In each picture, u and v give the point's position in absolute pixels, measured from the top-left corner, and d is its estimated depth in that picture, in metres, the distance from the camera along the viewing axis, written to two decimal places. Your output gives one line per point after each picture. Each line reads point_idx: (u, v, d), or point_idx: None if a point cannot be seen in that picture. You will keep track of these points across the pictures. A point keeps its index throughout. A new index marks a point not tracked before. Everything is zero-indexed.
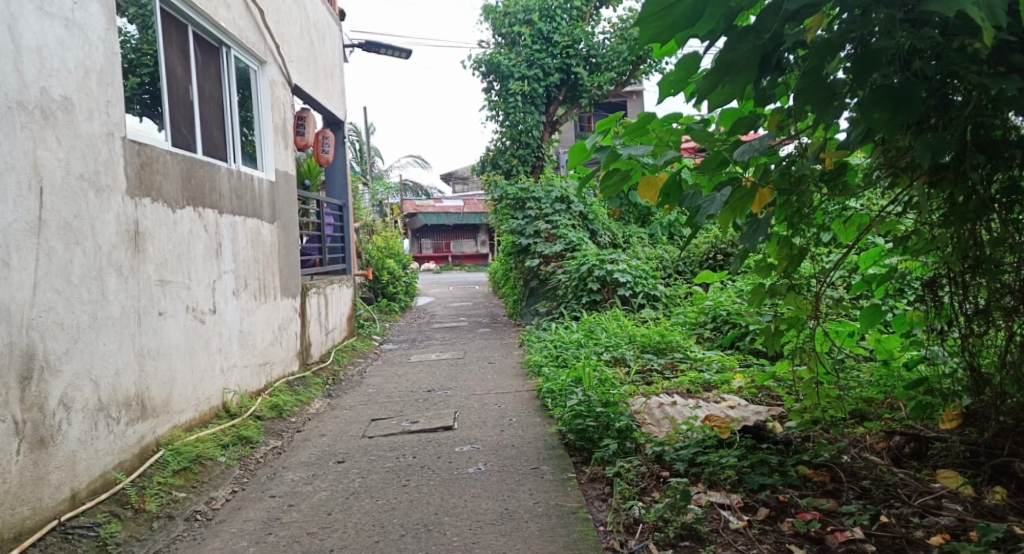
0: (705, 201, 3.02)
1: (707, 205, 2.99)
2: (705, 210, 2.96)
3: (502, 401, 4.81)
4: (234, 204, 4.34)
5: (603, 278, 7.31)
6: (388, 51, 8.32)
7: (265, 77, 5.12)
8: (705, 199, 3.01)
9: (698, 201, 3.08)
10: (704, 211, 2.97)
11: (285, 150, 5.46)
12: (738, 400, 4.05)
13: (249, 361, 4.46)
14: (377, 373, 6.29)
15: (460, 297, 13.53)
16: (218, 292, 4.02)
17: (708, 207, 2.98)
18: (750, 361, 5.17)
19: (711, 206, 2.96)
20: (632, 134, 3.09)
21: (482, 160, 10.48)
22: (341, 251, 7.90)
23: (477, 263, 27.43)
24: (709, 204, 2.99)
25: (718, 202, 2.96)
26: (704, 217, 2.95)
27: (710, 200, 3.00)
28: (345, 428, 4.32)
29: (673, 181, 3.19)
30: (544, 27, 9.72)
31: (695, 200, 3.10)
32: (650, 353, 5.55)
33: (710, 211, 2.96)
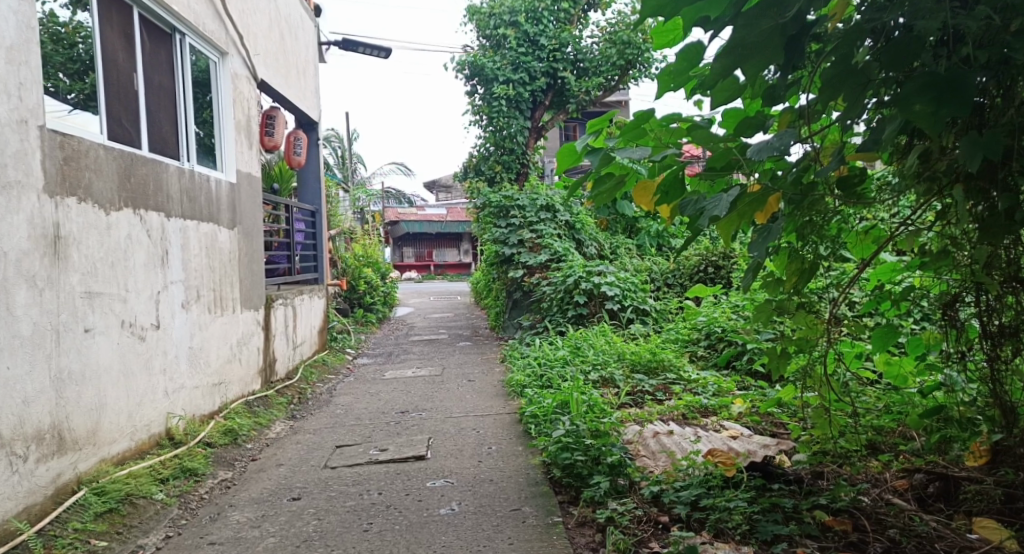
0: (708, 203, 2.59)
1: (710, 207, 2.55)
2: (709, 212, 2.51)
3: (482, 425, 4.41)
4: (186, 207, 3.93)
5: (590, 291, 6.95)
6: (365, 49, 7.94)
7: (226, 69, 4.71)
8: (709, 201, 2.57)
9: (700, 204, 2.65)
10: (706, 213, 2.53)
11: (248, 150, 5.04)
12: (743, 430, 3.68)
13: (200, 382, 4.02)
14: (349, 390, 5.87)
15: (442, 307, 13.14)
16: (163, 305, 3.59)
17: (712, 209, 2.53)
18: (750, 384, 4.80)
19: (716, 207, 2.52)
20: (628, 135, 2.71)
21: (464, 166, 10.10)
22: (314, 260, 7.46)
23: (460, 273, 27.01)
24: (713, 206, 2.55)
25: (724, 201, 2.51)
26: (707, 219, 2.51)
27: (716, 201, 2.56)
28: (306, 457, 3.90)
29: (672, 184, 2.79)
30: (531, 29, 9.38)
31: (697, 203, 2.67)
32: (642, 374, 5.18)
33: (714, 212, 2.51)
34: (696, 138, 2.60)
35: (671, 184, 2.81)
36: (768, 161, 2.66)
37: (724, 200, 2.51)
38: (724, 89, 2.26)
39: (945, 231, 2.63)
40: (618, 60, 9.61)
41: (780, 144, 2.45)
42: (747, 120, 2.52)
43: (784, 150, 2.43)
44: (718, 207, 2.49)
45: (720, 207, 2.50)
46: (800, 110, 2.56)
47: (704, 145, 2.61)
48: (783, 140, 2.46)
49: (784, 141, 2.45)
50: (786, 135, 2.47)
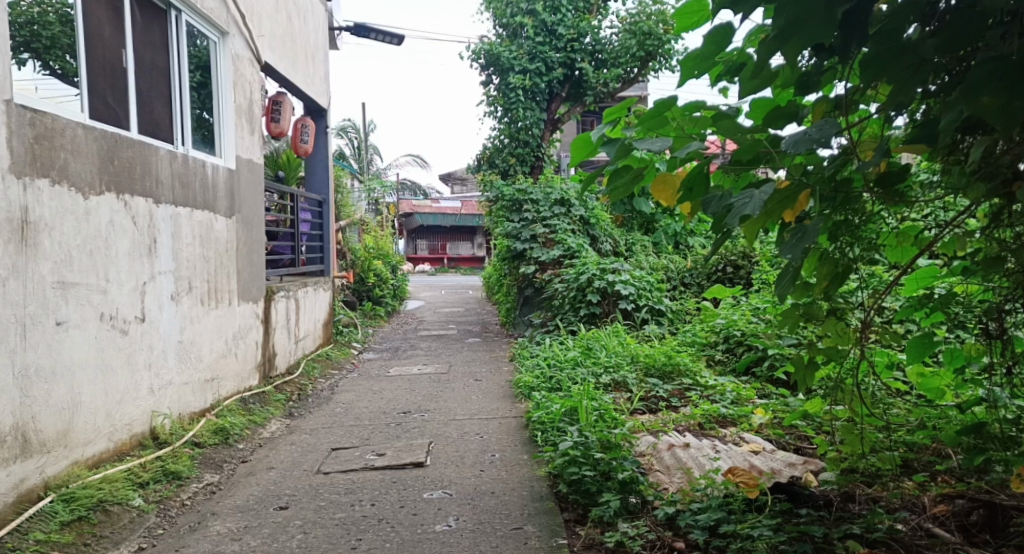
0: (738, 200, 2.30)
1: (740, 205, 2.26)
2: (739, 210, 2.22)
3: (486, 430, 4.17)
4: (179, 194, 3.72)
5: (604, 289, 6.69)
6: (377, 35, 7.70)
7: (227, 50, 4.49)
8: (738, 197, 2.28)
9: (728, 200, 2.35)
10: (736, 211, 2.23)
11: (249, 135, 4.82)
12: (766, 443, 3.41)
13: (190, 379, 3.82)
14: (351, 387, 5.66)
15: (453, 301, 12.94)
16: (150, 297, 3.39)
17: (743, 207, 2.24)
18: (773, 393, 4.52)
19: (747, 205, 2.23)
20: (647, 124, 2.43)
21: (477, 158, 9.85)
22: (320, 251, 7.25)
23: (473, 267, 26.66)
24: (743, 203, 2.26)
25: (757, 199, 2.22)
26: (737, 218, 2.21)
27: (746, 198, 2.27)
28: (299, 460, 3.68)
29: (696, 178, 2.51)
30: (549, 18, 9.08)
31: (724, 200, 2.38)
32: (656, 378, 4.92)
33: (745, 211, 2.22)
34: (721, 128, 2.32)
35: (694, 178, 2.52)
36: (799, 155, 2.38)
37: (756, 197, 2.21)
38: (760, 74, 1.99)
39: (999, 233, 2.34)
40: (638, 52, 9.27)
41: (821, 136, 2.13)
42: (779, 111, 2.24)
43: (826, 142, 2.10)
44: (750, 205, 2.20)
45: (752, 205, 2.20)
46: (837, 99, 2.31)
47: (731, 137, 2.33)
48: (825, 131, 2.14)
49: (826, 132, 2.13)
50: (828, 124, 2.15)
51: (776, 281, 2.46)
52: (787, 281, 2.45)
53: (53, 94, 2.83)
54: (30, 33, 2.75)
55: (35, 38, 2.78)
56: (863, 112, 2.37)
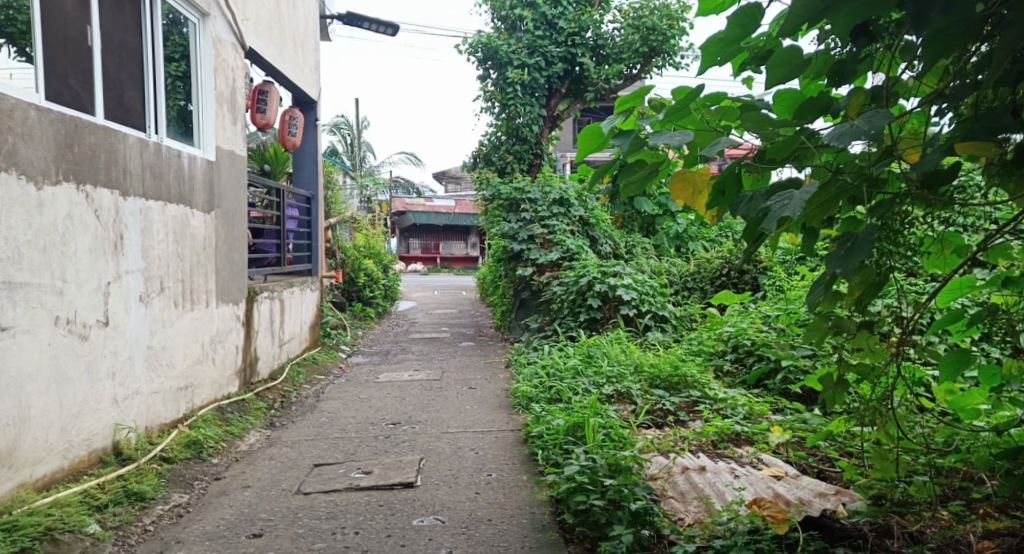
0: (774, 201, 1.92)
1: (776, 206, 1.89)
2: (775, 212, 1.85)
3: (481, 446, 3.88)
4: (150, 186, 3.41)
5: (605, 293, 6.41)
6: (371, 25, 7.39)
7: (207, 33, 4.17)
8: (773, 199, 1.91)
9: (762, 203, 1.98)
10: (772, 213, 1.86)
11: (230, 125, 4.50)
12: (788, 467, 3.12)
13: (160, 388, 3.50)
14: (338, 394, 5.35)
15: (446, 303, 12.64)
16: (115, 298, 3.08)
17: (780, 209, 1.87)
18: (788, 409, 4.23)
19: (786, 206, 1.86)
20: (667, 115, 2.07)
21: (473, 156, 9.56)
22: (307, 250, 6.89)
23: (466, 267, 26.38)
24: (781, 204, 1.88)
25: (798, 199, 1.85)
26: (774, 221, 1.85)
27: (784, 198, 1.89)
28: (278, 478, 3.38)
29: (728, 180, 2.18)
30: (549, 12, 8.81)
31: (757, 200, 2.01)
32: (661, 390, 4.65)
33: (783, 213, 1.84)
34: (749, 119, 1.96)
35: (725, 181, 2.19)
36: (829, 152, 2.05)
37: (797, 198, 1.85)
38: (784, 60, 1.87)
39: None
40: (641, 47, 8.99)
41: (873, 128, 1.74)
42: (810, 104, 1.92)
43: (879, 135, 1.71)
44: (789, 207, 1.83)
45: (792, 206, 1.83)
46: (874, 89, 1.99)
47: (761, 128, 1.96)
48: (874, 122, 1.76)
49: (876, 123, 1.74)
50: (879, 113, 1.77)
51: (807, 288, 2.14)
52: (821, 289, 2.12)
53: (27, 81, 2.63)
54: (5, 16, 2.59)
55: (10, 22, 2.62)
56: (902, 105, 2.04)
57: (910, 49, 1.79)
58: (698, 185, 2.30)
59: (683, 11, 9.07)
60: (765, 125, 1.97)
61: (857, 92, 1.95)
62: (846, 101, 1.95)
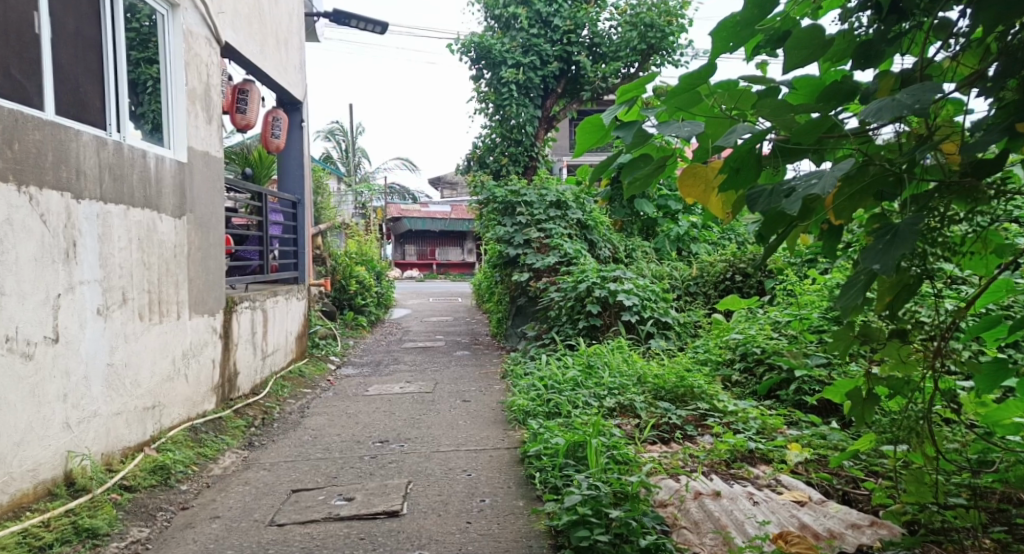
0: (800, 181, 1.63)
1: (802, 187, 1.59)
2: (801, 191, 1.56)
3: (474, 467, 3.58)
4: (109, 188, 3.11)
5: (605, 299, 6.12)
6: (359, 23, 7.12)
7: (177, 24, 3.89)
8: (800, 178, 1.62)
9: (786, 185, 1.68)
10: (796, 193, 1.57)
11: (205, 124, 4.22)
12: (811, 492, 2.83)
13: (123, 409, 3.21)
14: (325, 409, 5.05)
15: (441, 309, 12.36)
16: (68, 313, 2.79)
17: (806, 189, 1.58)
18: (803, 423, 3.94)
19: (814, 186, 1.56)
20: (677, 100, 1.74)
21: (467, 158, 9.30)
22: (294, 257, 6.58)
23: (463, 273, 26.06)
24: (807, 183, 1.60)
25: (828, 177, 1.56)
26: (798, 201, 1.55)
27: (811, 178, 1.61)
28: (252, 506, 3.09)
29: (744, 158, 1.72)
30: (544, 9, 8.55)
31: (780, 186, 1.66)
32: (667, 402, 4.37)
33: (810, 192, 1.55)
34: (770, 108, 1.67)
35: (742, 158, 1.72)
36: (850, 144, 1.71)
37: (828, 175, 1.56)
38: (803, 42, 1.62)
39: None
40: (639, 45, 8.71)
41: (916, 103, 1.41)
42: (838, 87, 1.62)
43: (926, 110, 1.38)
44: (819, 185, 1.54)
45: (821, 184, 1.54)
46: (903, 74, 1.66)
47: (784, 116, 1.66)
48: (919, 97, 1.43)
49: (922, 98, 1.41)
50: (925, 86, 1.44)
51: (840, 289, 1.80)
52: (858, 290, 1.78)
53: None
54: None
55: None
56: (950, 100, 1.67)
57: (945, 27, 1.55)
58: (709, 179, 1.98)
59: (681, 8, 8.82)
60: (784, 115, 1.65)
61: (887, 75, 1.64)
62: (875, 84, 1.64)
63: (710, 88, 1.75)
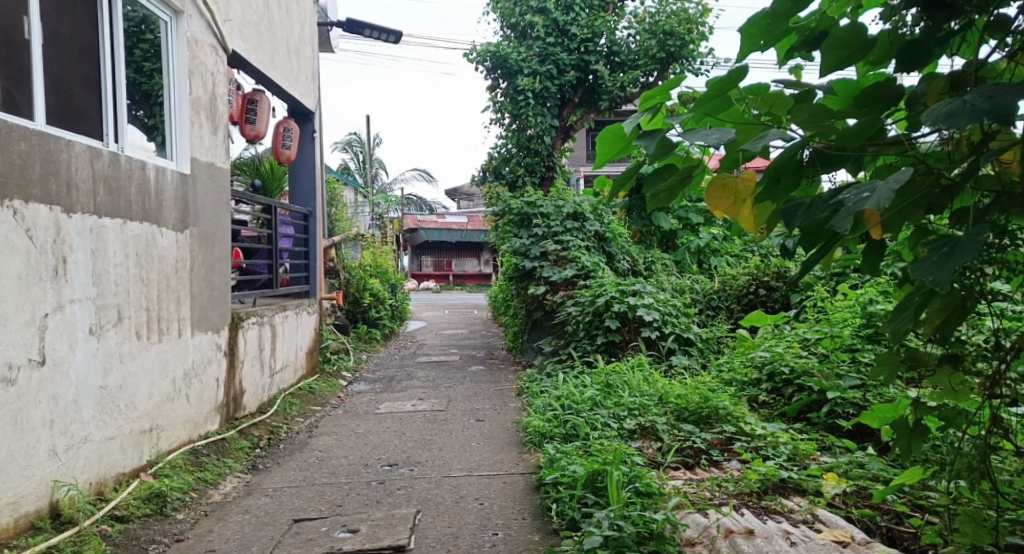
0: (850, 194, 1.41)
1: (852, 201, 1.38)
2: (851, 206, 1.35)
3: (487, 495, 3.38)
4: (103, 202, 2.97)
5: (624, 314, 5.90)
6: (372, 32, 7.00)
7: (181, 32, 3.77)
8: (849, 191, 1.41)
9: (831, 198, 1.46)
10: (846, 208, 1.35)
11: (211, 134, 4.10)
12: (854, 530, 2.59)
13: (118, 433, 3.06)
14: (334, 429, 4.87)
15: (456, 322, 12.20)
16: (56, 333, 2.66)
17: (857, 204, 1.36)
18: (837, 449, 3.70)
19: (866, 199, 1.34)
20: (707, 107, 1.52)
21: (482, 169, 9.14)
22: (305, 270, 6.43)
23: (480, 284, 25.90)
24: (857, 197, 1.38)
25: (882, 191, 1.33)
26: (849, 218, 1.33)
27: (863, 191, 1.38)
28: (250, 538, 2.92)
29: (786, 165, 1.50)
30: (561, 17, 8.37)
31: (825, 199, 1.46)
32: (690, 425, 4.14)
33: (863, 206, 1.33)
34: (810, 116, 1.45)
35: (784, 163, 1.50)
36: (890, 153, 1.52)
37: (883, 189, 1.33)
38: (843, 42, 1.42)
39: None
40: (658, 53, 8.51)
41: (997, 106, 1.16)
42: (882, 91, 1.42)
43: (1007, 115, 1.14)
44: (871, 199, 1.32)
45: (876, 197, 1.32)
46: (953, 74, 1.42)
47: (826, 120, 1.45)
48: (997, 100, 1.18)
49: (1002, 101, 1.16)
50: (1000, 86, 1.20)
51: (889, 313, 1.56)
52: (910, 314, 1.53)
53: None
54: None
55: None
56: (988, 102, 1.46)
57: (1003, 24, 1.33)
58: (740, 191, 1.71)
59: (702, 15, 8.61)
60: (822, 123, 1.45)
61: (936, 77, 1.41)
62: (923, 87, 1.42)
63: (742, 94, 1.54)
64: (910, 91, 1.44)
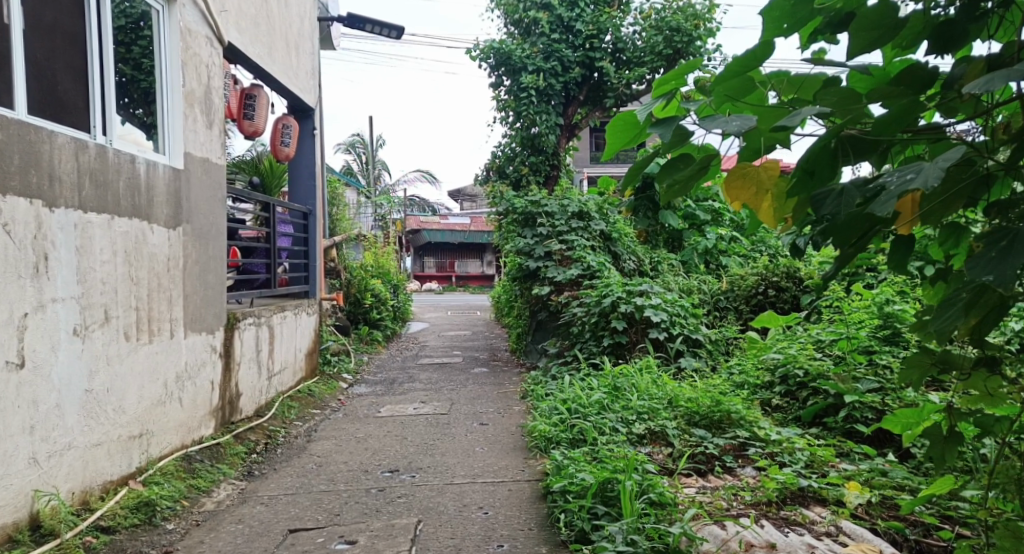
0: (892, 176, 1.25)
1: (895, 184, 1.22)
2: (894, 188, 1.19)
3: (492, 503, 3.23)
4: (89, 196, 2.83)
5: (631, 315, 5.75)
6: (373, 27, 6.86)
7: (174, 20, 3.62)
8: (892, 173, 1.25)
9: (870, 183, 1.31)
10: (888, 191, 1.20)
11: (206, 128, 3.96)
12: (881, 544, 2.44)
13: (104, 439, 2.92)
14: (333, 433, 4.72)
15: (459, 323, 12.05)
16: (36, 334, 2.52)
17: (900, 186, 1.20)
18: (856, 455, 3.54)
19: (911, 180, 1.19)
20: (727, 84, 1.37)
21: (485, 168, 8.99)
22: (304, 270, 6.28)
23: (483, 285, 25.73)
24: (900, 178, 1.22)
25: (930, 170, 1.17)
26: (891, 201, 1.17)
27: (907, 173, 1.22)
28: (242, 550, 2.77)
29: (820, 157, 1.34)
30: (565, 14, 8.23)
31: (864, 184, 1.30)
32: (702, 430, 3.98)
33: (907, 187, 1.17)
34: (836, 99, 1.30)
35: (817, 154, 1.34)
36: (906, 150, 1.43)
37: (930, 167, 1.18)
38: (871, 22, 1.24)
39: None
40: (665, 49, 8.35)
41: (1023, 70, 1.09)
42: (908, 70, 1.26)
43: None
44: (917, 178, 1.17)
45: (923, 176, 1.17)
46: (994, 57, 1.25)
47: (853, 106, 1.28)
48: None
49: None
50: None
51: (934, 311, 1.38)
52: (959, 311, 1.35)
53: None
54: None
55: None
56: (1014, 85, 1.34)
57: None
58: (763, 182, 1.51)
59: (709, 11, 8.46)
60: (852, 108, 1.28)
61: (972, 59, 1.26)
62: (960, 71, 1.26)
63: (764, 77, 1.41)
64: (945, 76, 1.27)
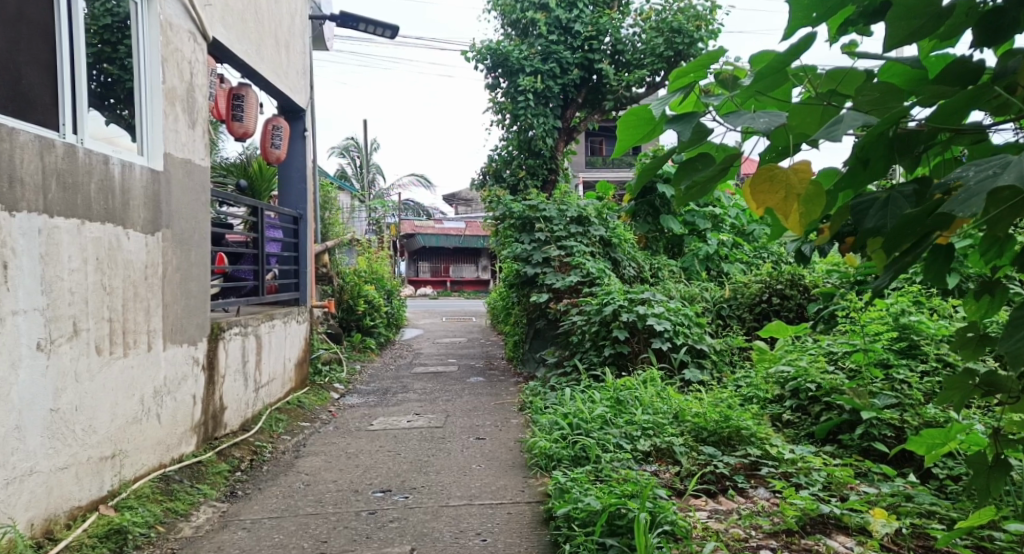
0: (965, 170, 1.01)
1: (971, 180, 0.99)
2: (975, 184, 0.95)
3: (490, 529, 3.02)
4: (56, 198, 2.62)
5: (633, 324, 5.55)
6: (366, 26, 6.66)
7: (153, 13, 3.41)
8: (966, 167, 1.01)
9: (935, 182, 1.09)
10: (966, 189, 0.96)
11: (188, 128, 3.75)
12: None
13: (72, 462, 2.69)
14: (322, 448, 4.50)
15: (455, 330, 11.83)
16: None
17: (980, 182, 0.96)
18: (874, 476, 3.34)
19: (995, 176, 0.95)
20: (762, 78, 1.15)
21: (482, 172, 8.79)
22: (294, 277, 6.07)
23: (478, 290, 25.52)
24: (978, 173, 0.98)
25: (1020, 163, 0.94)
26: (973, 201, 0.94)
27: (986, 167, 0.99)
28: None
29: (874, 145, 1.13)
30: (564, 14, 8.05)
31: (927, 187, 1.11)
32: (711, 447, 3.78)
33: (994, 184, 0.94)
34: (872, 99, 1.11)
35: (872, 143, 1.13)
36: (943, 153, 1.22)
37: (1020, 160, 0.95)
38: (909, 10, 1.03)
39: None
40: (665, 51, 8.19)
41: None
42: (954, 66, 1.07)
43: None
44: (1007, 172, 0.93)
45: (1012, 171, 0.94)
46: None
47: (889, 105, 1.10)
48: None
49: None
50: None
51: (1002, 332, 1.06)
52: None
53: None
54: None
55: None
56: None
57: None
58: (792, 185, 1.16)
59: (710, 13, 8.31)
60: (892, 106, 1.10)
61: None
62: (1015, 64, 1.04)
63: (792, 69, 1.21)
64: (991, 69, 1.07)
